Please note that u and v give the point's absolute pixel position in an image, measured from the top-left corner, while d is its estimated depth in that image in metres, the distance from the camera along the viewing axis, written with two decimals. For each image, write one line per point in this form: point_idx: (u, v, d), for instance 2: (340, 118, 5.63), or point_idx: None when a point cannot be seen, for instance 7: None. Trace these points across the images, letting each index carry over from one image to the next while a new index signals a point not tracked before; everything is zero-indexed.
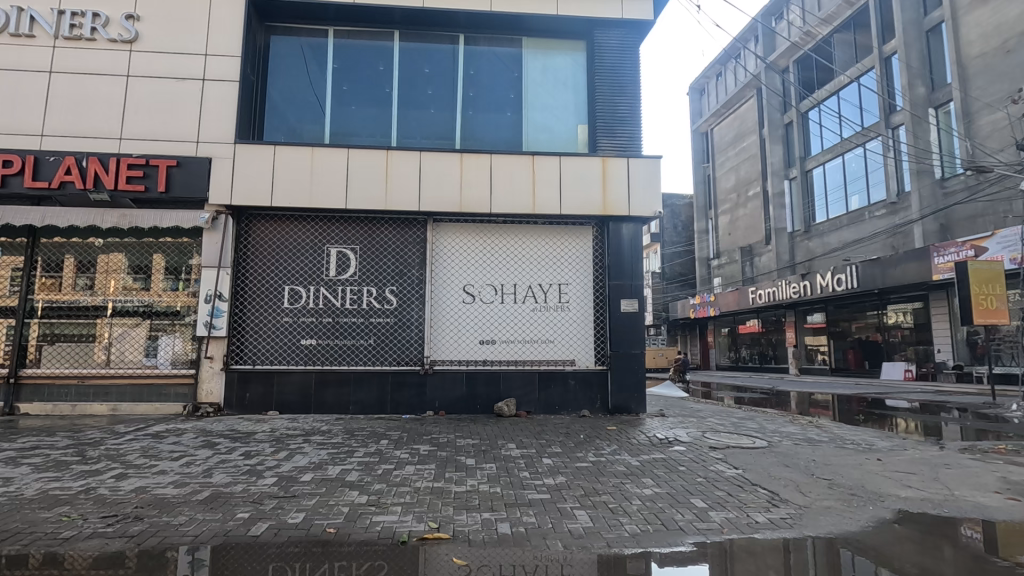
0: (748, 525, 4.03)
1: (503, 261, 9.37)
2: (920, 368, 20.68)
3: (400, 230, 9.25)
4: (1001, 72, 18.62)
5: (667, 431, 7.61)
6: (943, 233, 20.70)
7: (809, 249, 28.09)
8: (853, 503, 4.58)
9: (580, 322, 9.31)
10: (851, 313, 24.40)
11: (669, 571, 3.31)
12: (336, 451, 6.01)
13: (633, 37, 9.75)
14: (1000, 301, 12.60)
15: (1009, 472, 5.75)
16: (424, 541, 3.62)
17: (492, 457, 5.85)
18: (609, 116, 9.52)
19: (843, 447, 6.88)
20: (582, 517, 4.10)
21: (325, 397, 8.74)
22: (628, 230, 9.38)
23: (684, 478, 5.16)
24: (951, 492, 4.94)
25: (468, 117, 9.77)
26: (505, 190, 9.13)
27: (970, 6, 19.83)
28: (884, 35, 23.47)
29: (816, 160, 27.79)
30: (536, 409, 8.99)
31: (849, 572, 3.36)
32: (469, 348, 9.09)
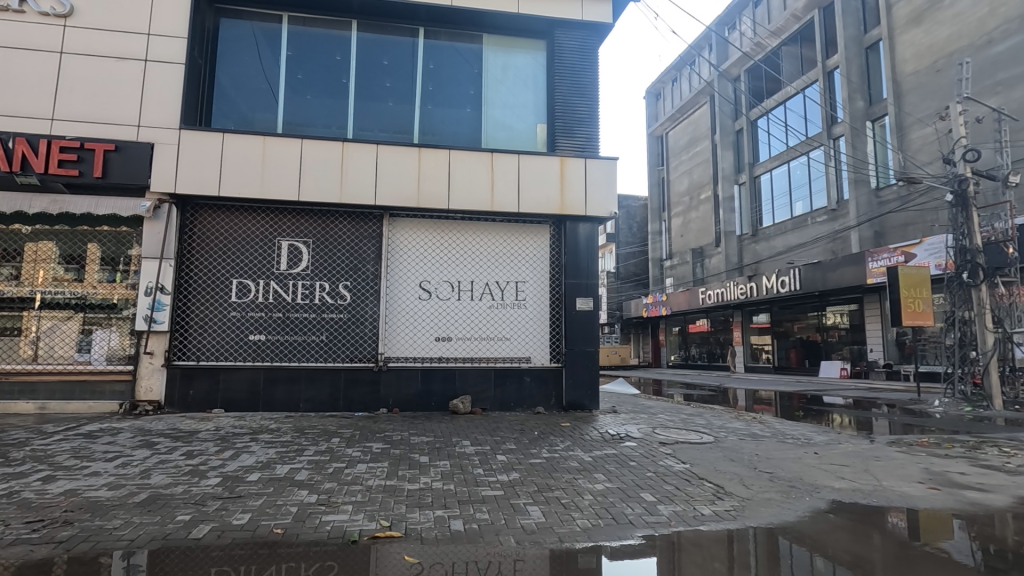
0: (694, 517, 4.17)
1: (460, 258, 9.33)
2: (855, 367, 21.95)
3: (355, 224, 9.06)
4: (932, 90, 19.89)
5: (619, 427, 7.76)
6: (877, 239, 21.99)
7: (755, 252, 29.26)
8: (792, 494, 4.82)
9: (536, 320, 9.38)
10: (794, 314, 25.59)
11: (618, 565, 3.39)
12: (284, 450, 5.84)
13: (593, 39, 9.88)
14: (926, 304, 13.47)
15: (931, 463, 6.18)
16: (375, 540, 3.57)
17: (446, 455, 5.82)
18: (568, 117, 9.62)
19: (784, 441, 7.22)
20: (535, 513, 4.14)
21: (275, 394, 8.48)
22: (584, 229, 9.50)
23: (635, 473, 5.28)
24: (880, 483, 5.27)
25: (427, 112, 9.66)
26: (464, 188, 9.07)
27: (905, 26, 21.11)
28: (828, 50, 24.72)
29: (764, 166, 28.95)
30: (491, 406, 8.99)
31: (790, 560, 3.53)
32: (425, 345, 9.01)
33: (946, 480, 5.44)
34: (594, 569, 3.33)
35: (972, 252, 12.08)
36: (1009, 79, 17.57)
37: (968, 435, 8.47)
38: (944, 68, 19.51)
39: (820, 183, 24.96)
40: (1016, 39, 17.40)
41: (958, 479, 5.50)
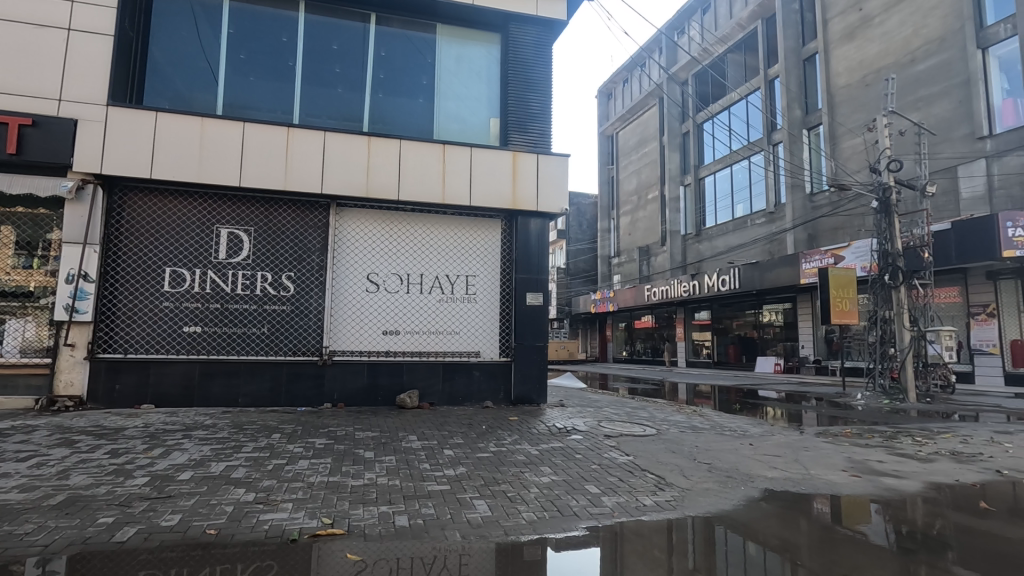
0: (636, 508, 4.28)
1: (409, 250, 9.18)
2: (787, 362, 23.16)
3: (299, 213, 8.73)
4: (862, 103, 21.19)
5: (565, 420, 7.88)
6: (810, 241, 23.22)
7: (698, 251, 30.27)
8: (728, 484, 5.03)
9: (486, 314, 9.38)
10: (733, 312, 26.70)
11: (564, 556, 3.43)
12: (220, 447, 5.58)
13: (547, 35, 9.94)
14: (852, 304, 14.33)
15: (854, 452, 6.61)
16: (316, 537, 3.47)
17: (392, 450, 5.73)
18: (521, 112, 9.62)
19: (721, 433, 7.54)
20: (481, 506, 4.14)
21: (211, 389, 8.09)
22: (535, 225, 9.55)
23: (580, 465, 5.37)
24: (808, 471, 5.58)
25: (378, 101, 9.41)
26: (416, 180, 8.92)
27: (839, 41, 22.34)
28: (769, 60, 25.93)
29: (708, 168, 30.00)
30: (439, 401, 8.92)
31: (729, 547, 3.68)
32: (371, 339, 8.84)
33: (866, 468, 5.84)
34: (539, 562, 3.35)
35: (894, 256, 12.87)
36: (929, 96, 18.92)
37: (886, 426, 9.11)
38: (872, 83, 20.82)
39: (759, 187, 26.11)
40: (936, 59, 18.75)
41: (876, 467, 5.92)
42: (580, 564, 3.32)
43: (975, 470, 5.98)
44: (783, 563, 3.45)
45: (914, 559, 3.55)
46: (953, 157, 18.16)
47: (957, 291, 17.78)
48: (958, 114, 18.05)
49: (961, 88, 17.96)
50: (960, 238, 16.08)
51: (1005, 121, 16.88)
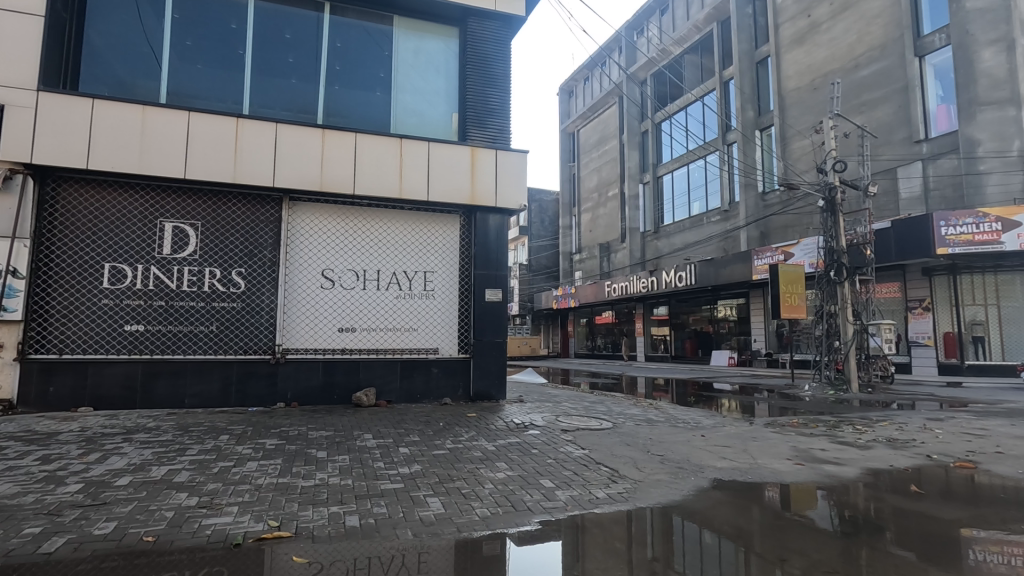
0: (589, 501, 4.33)
1: (366, 246, 9.03)
2: (741, 356, 23.94)
3: (250, 207, 8.45)
4: (810, 106, 22.03)
5: (523, 416, 7.92)
6: (762, 239, 24.00)
7: (657, 248, 30.87)
8: (679, 475, 5.16)
9: (444, 311, 9.31)
10: (689, 307, 27.39)
11: (520, 550, 3.45)
12: (163, 450, 5.36)
13: (505, 31, 9.94)
14: (800, 299, 14.92)
15: (799, 441, 6.90)
16: (263, 541, 3.37)
17: (346, 449, 5.63)
18: (480, 108, 9.59)
19: (675, 426, 7.73)
20: (434, 504, 4.11)
21: (156, 389, 7.76)
22: (495, 220, 9.54)
23: (536, 460, 5.40)
24: (755, 461, 5.79)
25: (334, 93, 9.19)
26: (372, 174, 8.76)
27: (789, 45, 23.15)
28: (724, 62, 26.66)
29: (666, 167, 30.63)
30: (397, 398, 8.82)
31: (682, 536, 3.77)
32: (326, 336, 8.65)
33: (810, 456, 6.10)
34: (498, 556, 3.36)
35: (838, 253, 13.44)
36: (871, 100, 19.81)
37: (830, 415, 9.54)
38: (820, 87, 21.67)
39: (714, 185, 26.82)
40: (878, 65, 19.66)
41: (819, 455, 6.18)
42: (538, 557, 3.34)
43: (908, 456, 6.31)
44: (733, 549, 3.56)
45: (854, 541, 3.73)
46: (893, 159, 19.10)
47: (896, 287, 18.73)
48: (898, 118, 18.99)
49: (900, 93, 18.91)
50: (899, 236, 16.92)
51: (940, 126, 18.02)
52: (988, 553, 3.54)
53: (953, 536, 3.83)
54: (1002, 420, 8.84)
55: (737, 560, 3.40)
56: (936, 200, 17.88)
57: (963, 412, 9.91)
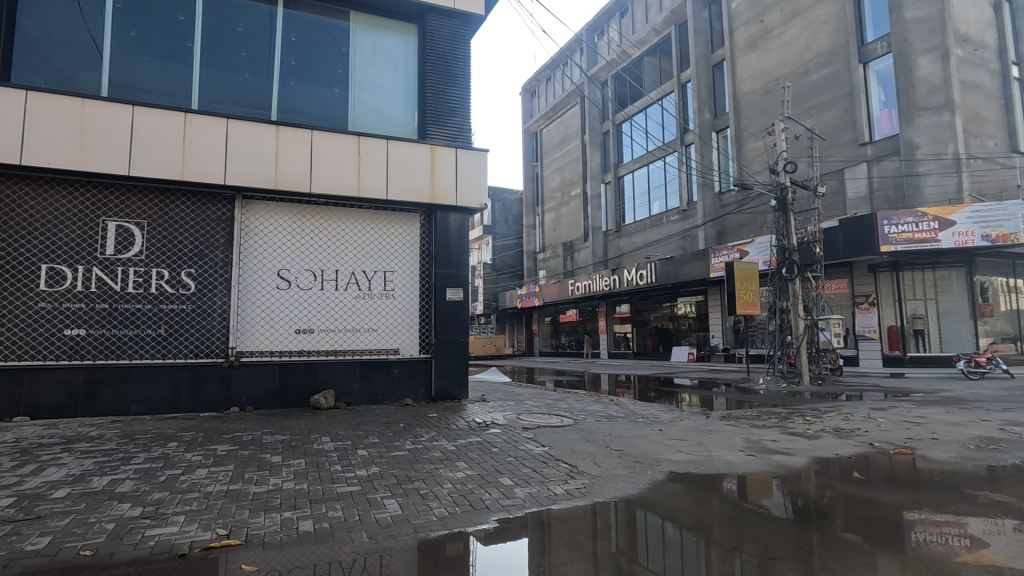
0: (547, 498, 4.36)
1: (323, 245, 8.84)
2: (700, 351, 24.56)
3: (201, 205, 8.16)
4: (763, 109, 22.77)
5: (485, 415, 7.91)
6: (719, 237, 24.66)
7: (619, 246, 31.34)
8: (636, 469, 5.25)
9: (404, 311, 9.22)
10: (651, 304, 27.92)
11: (484, 549, 3.44)
12: (106, 459, 5.12)
13: (464, 29, 9.94)
14: (755, 296, 15.42)
15: (752, 433, 7.12)
16: (211, 550, 3.26)
17: (302, 453, 5.50)
18: (440, 106, 9.55)
19: (634, 421, 7.88)
20: (392, 505, 4.06)
21: (100, 396, 7.41)
22: (455, 219, 9.51)
23: (495, 458, 5.41)
24: (710, 453, 5.95)
25: (289, 88, 8.96)
26: (329, 172, 8.59)
27: (743, 50, 23.86)
28: (682, 65, 27.27)
29: (627, 167, 31.12)
30: (356, 400, 8.68)
31: (642, 528, 3.83)
32: (282, 338, 8.44)
33: (761, 447, 6.31)
34: (462, 556, 3.35)
35: (790, 251, 13.94)
36: (820, 104, 20.62)
37: (782, 407, 9.90)
38: (772, 91, 22.41)
39: (673, 185, 27.42)
40: (826, 71, 20.49)
41: (770, 445, 6.41)
42: (503, 557, 3.33)
43: (852, 444, 6.61)
44: (691, 540, 3.64)
45: (804, 527, 3.87)
46: (841, 161, 19.93)
47: (844, 283, 19.59)
48: (844, 121, 19.84)
49: (846, 98, 19.77)
50: (846, 235, 17.68)
51: (882, 129, 18.91)
52: (927, 533, 3.74)
53: (897, 520, 4.02)
54: (938, 408, 9.36)
55: (694, 551, 3.48)
56: (880, 199, 18.77)
57: (905, 401, 10.44)
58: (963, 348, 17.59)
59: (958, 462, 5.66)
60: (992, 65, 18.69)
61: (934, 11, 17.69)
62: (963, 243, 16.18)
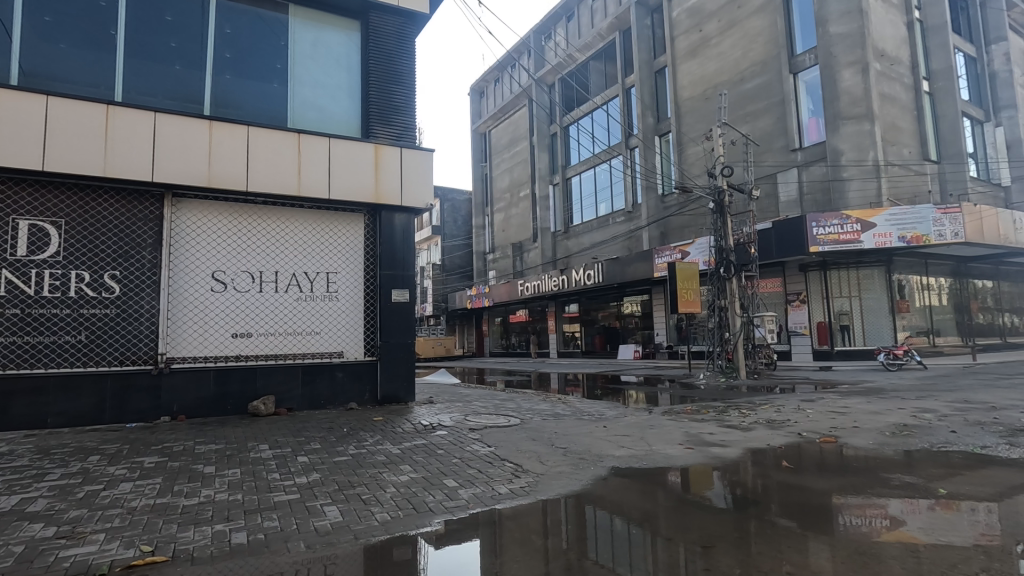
0: (491, 498, 4.37)
1: (261, 245, 8.52)
2: (645, 349, 25.27)
3: (126, 204, 7.70)
4: (702, 114, 23.65)
5: (432, 417, 7.85)
6: (662, 238, 25.42)
7: (567, 247, 31.80)
8: (580, 465, 5.35)
9: (348, 313, 9.01)
10: (598, 304, 28.47)
11: (431, 553, 3.40)
12: (17, 477, 4.74)
13: (409, 27, 9.84)
14: (695, 294, 15.98)
15: (691, 427, 7.40)
16: (133, 568, 3.08)
17: (238, 462, 5.28)
18: (384, 104, 9.40)
19: (580, 418, 8.02)
20: (332, 513, 3.96)
21: (11, 409, 6.83)
22: (400, 219, 9.38)
23: (440, 460, 5.38)
24: (650, 447, 6.14)
25: (223, 82, 8.58)
26: (267, 170, 8.28)
27: (683, 57, 24.71)
28: (626, 70, 27.96)
29: (574, 169, 31.61)
30: (298, 405, 8.42)
31: (587, 524, 3.89)
32: (218, 342, 8.07)
33: (699, 440, 6.57)
34: (410, 560, 3.30)
35: (727, 251, 14.58)
36: (754, 112, 21.65)
37: (720, 401, 10.33)
38: (710, 97, 23.33)
39: (619, 187, 28.07)
40: (759, 80, 21.54)
41: (708, 438, 6.67)
42: (451, 559, 3.30)
43: (783, 434, 6.97)
44: (636, 533, 3.73)
45: (739, 515, 4.05)
46: (773, 166, 20.99)
47: (778, 282, 20.66)
48: (776, 128, 20.91)
49: (777, 106, 20.84)
50: (779, 236, 18.62)
51: (811, 136, 20.05)
52: (852, 516, 3.99)
53: (824, 505, 4.26)
54: (860, 398, 10.01)
55: (639, 543, 3.56)
56: (809, 203, 19.90)
57: (831, 392, 11.12)
58: (883, 341, 18.88)
59: (877, 448, 6.06)
60: (906, 79, 20.16)
61: (855, 27, 18.94)
62: (883, 243, 17.32)
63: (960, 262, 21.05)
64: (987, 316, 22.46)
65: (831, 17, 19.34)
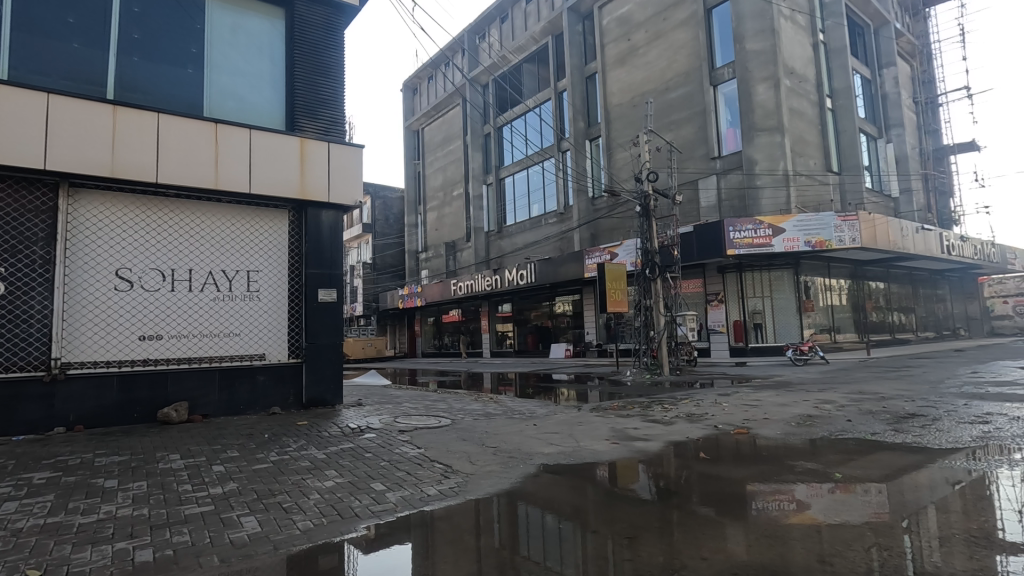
0: (420, 500, 4.33)
1: (174, 242, 7.97)
2: (576, 347, 25.87)
3: (14, 193, 6.95)
4: (630, 121, 24.52)
5: (360, 419, 7.66)
6: (592, 240, 26.10)
7: (500, 247, 32.00)
8: (510, 464, 5.39)
9: (271, 313, 8.62)
10: (531, 303, 28.83)
11: (359, 559, 3.30)
12: None
13: (338, 18, 9.55)
14: (623, 295, 16.54)
15: (617, 422, 7.66)
16: None
17: (145, 474, 4.91)
18: (310, 97, 9.06)
19: (511, 417, 8.09)
20: (249, 523, 3.77)
21: None
22: (328, 217, 9.08)
23: (368, 464, 5.25)
24: (578, 444, 6.29)
25: (131, 65, 7.95)
26: (180, 161, 7.75)
27: (613, 65, 25.48)
28: (559, 74, 28.50)
29: (507, 170, 31.84)
30: (215, 411, 7.95)
31: (518, 521, 3.93)
32: (124, 345, 7.47)
33: (624, 435, 6.81)
34: (336, 567, 3.20)
35: (652, 253, 15.20)
36: (678, 120, 22.72)
37: (644, 397, 10.78)
38: (637, 105, 24.22)
39: (551, 189, 28.57)
40: (683, 90, 22.62)
41: (633, 433, 6.93)
42: (381, 565, 3.23)
43: (702, 427, 7.34)
44: (565, 528, 3.81)
45: (663, 506, 4.24)
46: (695, 173, 22.12)
47: (698, 283, 21.79)
48: (698, 137, 22.06)
49: (699, 116, 22.00)
50: (699, 239, 19.62)
51: (729, 146, 21.31)
52: (764, 502, 4.28)
53: (738, 493, 4.53)
54: (771, 391, 10.76)
55: (568, 537, 3.64)
56: (727, 208, 21.12)
57: (745, 387, 11.85)
58: (791, 338, 20.34)
59: (784, 437, 6.54)
60: (812, 96, 21.84)
61: (768, 45, 20.30)
62: (791, 247, 18.67)
63: (857, 265, 23.09)
64: (879, 314, 24.77)
65: (747, 34, 20.63)
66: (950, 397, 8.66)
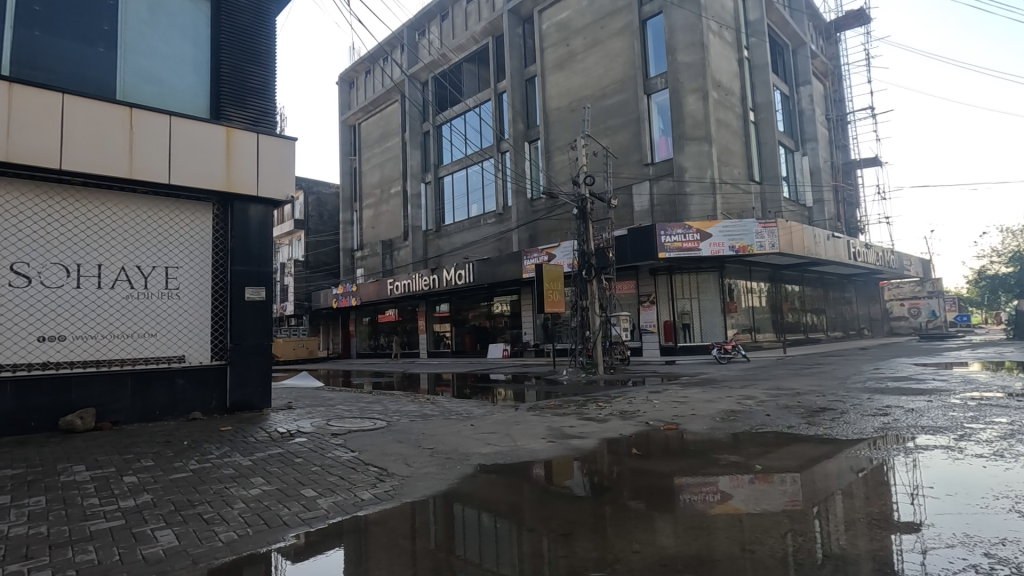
0: (353, 504, 4.20)
1: (80, 235, 7.33)
2: (513, 347, 26.03)
3: None
4: (568, 125, 24.97)
5: (290, 423, 7.34)
6: (530, 241, 26.36)
7: (438, 246, 31.75)
8: (446, 465, 5.34)
9: (192, 312, 8.11)
10: (469, 303, 28.74)
11: (288, 569, 3.17)
12: None
13: (269, 4, 9.13)
14: (560, 295, 16.79)
15: (553, 421, 7.77)
16: None
17: (43, 488, 4.47)
18: (238, 85, 8.62)
19: (448, 418, 8.02)
20: (165, 537, 3.52)
21: None
22: (256, 212, 8.65)
23: (298, 469, 5.04)
24: (516, 443, 6.32)
25: (30, 39, 7.23)
26: (88, 147, 7.13)
27: (552, 69, 25.85)
28: (499, 75, 28.56)
29: (446, 169, 31.60)
30: (127, 418, 7.37)
31: (454, 522, 3.91)
32: (18, 347, 6.76)
33: (560, 433, 6.92)
34: None
35: (588, 255, 15.55)
36: (614, 126, 23.37)
37: (580, 395, 11.00)
38: (575, 110, 24.70)
39: (490, 189, 28.62)
40: (618, 98, 23.29)
41: (569, 431, 7.06)
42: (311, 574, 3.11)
43: (633, 424, 7.59)
44: (502, 527, 3.82)
45: (596, 501, 4.34)
46: (629, 178, 22.85)
47: (631, 284, 22.52)
48: (632, 143, 22.81)
49: (633, 123, 22.76)
50: (633, 243, 20.27)
51: (660, 153, 22.18)
52: (691, 494, 4.47)
53: (668, 486, 4.71)
54: (697, 388, 11.29)
55: (504, 536, 3.65)
56: (659, 213, 21.95)
57: (674, 384, 12.37)
58: (716, 337, 21.41)
59: (710, 432, 6.88)
60: (736, 109, 23.09)
61: (698, 58, 21.29)
62: (717, 252, 19.65)
63: (775, 269, 24.64)
64: (795, 315, 26.54)
65: (679, 47, 21.56)
66: (855, 392, 9.41)
